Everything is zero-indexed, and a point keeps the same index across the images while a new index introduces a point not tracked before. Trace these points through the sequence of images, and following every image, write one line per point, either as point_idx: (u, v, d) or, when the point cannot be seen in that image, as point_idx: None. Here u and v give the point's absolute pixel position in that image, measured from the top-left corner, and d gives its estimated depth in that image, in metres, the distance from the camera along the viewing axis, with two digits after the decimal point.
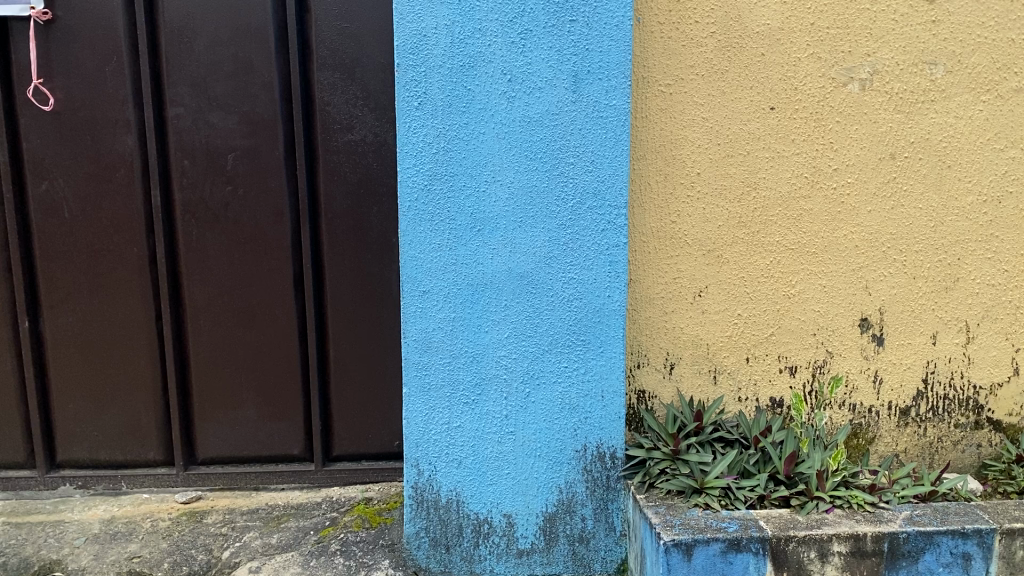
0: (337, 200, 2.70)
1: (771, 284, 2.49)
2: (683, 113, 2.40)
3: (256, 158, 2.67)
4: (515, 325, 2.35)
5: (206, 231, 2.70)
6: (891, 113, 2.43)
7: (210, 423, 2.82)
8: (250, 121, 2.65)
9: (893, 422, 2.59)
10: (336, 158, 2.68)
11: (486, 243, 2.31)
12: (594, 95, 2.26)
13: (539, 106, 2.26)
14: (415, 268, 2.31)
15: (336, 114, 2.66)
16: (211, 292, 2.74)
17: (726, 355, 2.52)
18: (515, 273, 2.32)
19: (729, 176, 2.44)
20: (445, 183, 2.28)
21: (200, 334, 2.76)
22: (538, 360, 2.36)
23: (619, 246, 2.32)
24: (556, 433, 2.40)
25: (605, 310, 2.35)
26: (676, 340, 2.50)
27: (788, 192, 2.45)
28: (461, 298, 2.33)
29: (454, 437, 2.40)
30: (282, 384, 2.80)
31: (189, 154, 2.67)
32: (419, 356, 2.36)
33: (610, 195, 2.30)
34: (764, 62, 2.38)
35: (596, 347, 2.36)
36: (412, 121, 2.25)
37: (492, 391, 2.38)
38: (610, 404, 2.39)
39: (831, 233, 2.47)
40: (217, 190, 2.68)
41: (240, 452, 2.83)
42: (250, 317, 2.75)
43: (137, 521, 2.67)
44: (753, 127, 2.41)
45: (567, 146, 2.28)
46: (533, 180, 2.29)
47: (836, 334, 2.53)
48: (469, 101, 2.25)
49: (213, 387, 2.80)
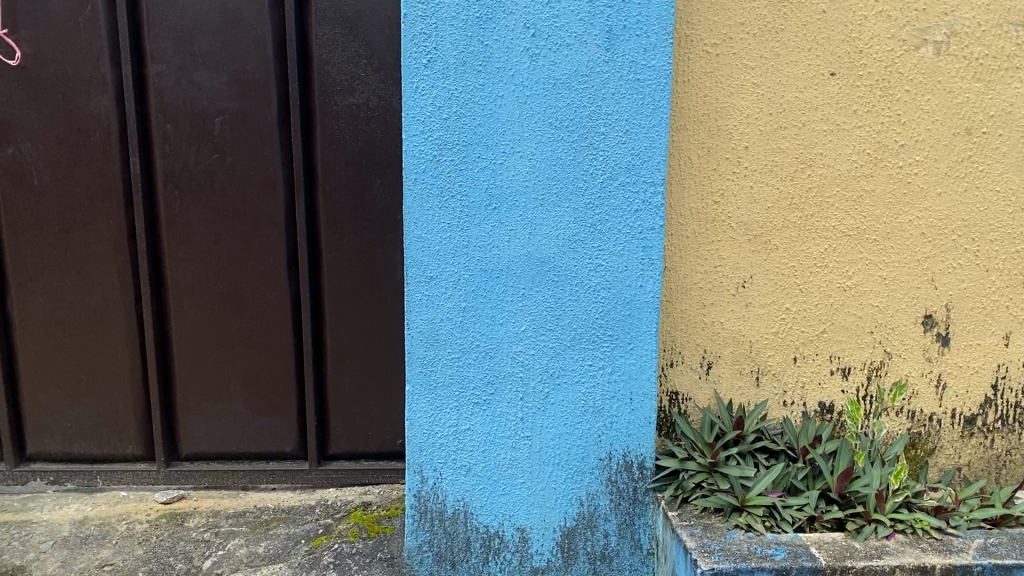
0: (335, 171, 2.42)
1: (825, 275, 2.20)
2: (730, 77, 2.10)
3: (246, 123, 2.39)
4: (534, 317, 2.07)
5: (191, 203, 2.43)
6: (969, 81, 2.12)
7: (194, 416, 2.56)
8: (239, 81, 2.37)
9: (956, 431, 2.30)
10: (336, 124, 2.39)
11: (502, 224, 2.03)
12: (630, 54, 1.96)
13: (566, 65, 1.96)
14: (420, 250, 2.04)
15: (336, 74, 2.37)
16: (196, 272, 2.46)
17: (771, 354, 2.24)
18: (534, 258, 2.04)
19: (781, 151, 2.14)
20: (457, 153, 2.00)
21: (183, 318, 2.50)
22: (559, 357, 2.09)
23: (655, 229, 2.03)
24: (578, 439, 2.13)
25: (635, 301, 2.06)
26: (715, 336, 2.22)
27: (847, 170, 2.15)
28: (474, 285, 2.05)
29: (463, 441, 2.13)
30: (273, 376, 2.53)
31: (171, 118, 2.39)
32: (424, 350, 2.09)
33: (645, 169, 2.01)
34: (825, 21, 2.08)
35: (625, 344, 2.08)
36: (421, 82, 1.97)
37: (506, 390, 2.10)
38: (640, 408, 2.11)
39: (894, 218, 2.18)
40: (202, 157, 2.40)
41: (227, 448, 2.58)
42: (238, 301, 2.48)
43: (111, 523, 2.41)
44: (810, 95, 2.11)
45: (598, 113, 1.98)
46: (557, 152, 2.00)
47: (896, 332, 2.24)
48: (486, 59, 1.96)
49: (198, 378, 2.53)
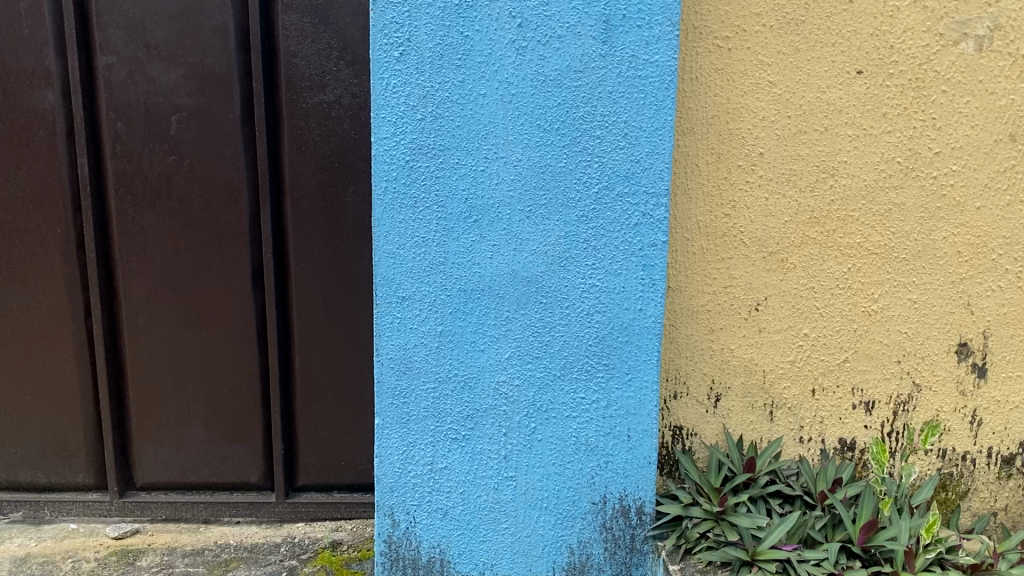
0: (304, 176, 2.18)
1: (847, 297, 1.96)
2: (744, 75, 1.86)
3: (206, 122, 2.16)
4: (519, 343, 1.84)
5: (145, 210, 2.20)
6: (1014, 82, 1.87)
7: (151, 442, 2.33)
8: (198, 75, 2.14)
9: (992, 473, 2.05)
10: (304, 124, 2.16)
11: (484, 238, 1.80)
12: (630, 48, 1.72)
13: (557, 60, 1.73)
14: (391, 267, 1.81)
15: (305, 68, 2.14)
16: (150, 286, 2.24)
17: (787, 385, 2.01)
18: (519, 277, 1.81)
19: (800, 159, 1.90)
20: (433, 159, 1.77)
21: (137, 336, 2.27)
22: (547, 389, 1.86)
23: (657, 245, 1.79)
24: (568, 480, 1.89)
25: (634, 327, 1.83)
26: (724, 365, 1.99)
27: (874, 180, 1.91)
28: (451, 307, 1.82)
29: (439, 482, 1.90)
30: (236, 400, 2.30)
31: (123, 115, 2.16)
32: (395, 380, 1.86)
33: (646, 178, 1.77)
34: (852, 12, 1.84)
35: (622, 375, 1.85)
36: (392, 78, 1.74)
37: (487, 425, 1.87)
38: (638, 447, 1.88)
39: (927, 235, 1.93)
40: (157, 159, 2.18)
41: (186, 478, 2.35)
42: (198, 318, 2.25)
43: (56, 561, 2.17)
44: (834, 96, 1.87)
45: (593, 114, 1.75)
46: (547, 159, 1.77)
47: (926, 362, 2.00)
48: (467, 51, 1.73)
49: (155, 402, 2.31)
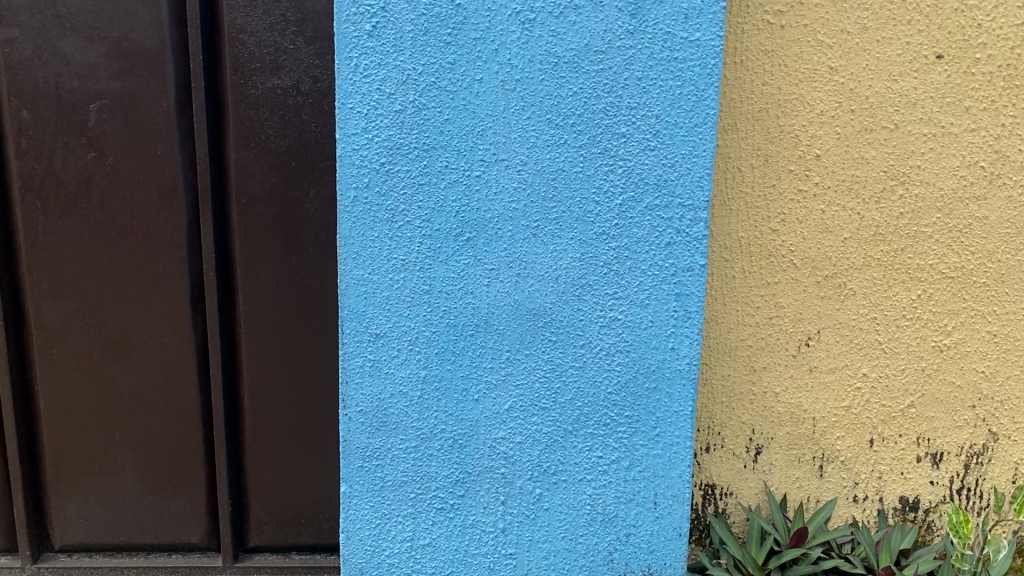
0: (254, 177, 1.79)
1: (915, 330, 1.62)
2: (799, 59, 1.51)
3: (133, 111, 1.76)
4: (522, 391, 1.47)
5: (58, 218, 1.80)
6: None
7: (71, 498, 1.94)
8: (123, 54, 1.74)
9: None
10: (254, 114, 1.77)
11: (478, 261, 1.43)
12: (665, 22, 1.36)
13: (574, 37, 1.36)
14: (361, 298, 1.44)
15: (254, 46, 1.75)
16: (67, 311, 1.84)
17: (841, 436, 1.66)
18: (523, 309, 1.45)
19: (865, 163, 1.55)
20: (415, 162, 1.39)
21: (52, 371, 1.87)
22: (555, 446, 1.50)
23: (694, 269, 1.43)
24: (581, 557, 1.54)
25: (664, 370, 1.47)
26: (767, 412, 1.65)
27: (952, 190, 1.57)
28: (438, 347, 1.46)
29: (422, 560, 1.54)
30: (175, 446, 1.91)
31: (30, 103, 1.76)
32: (367, 439, 1.49)
33: (682, 187, 1.40)
34: None
35: (648, 430, 1.49)
36: (363, 58, 1.36)
37: (480, 491, 1.51)
38: (666, 516, 1.52)
39: (1012, 255, 1.59)
40: (73, 156, 1.78)
41: (114, 539, 1.96)
42: (126, 350, 1.86)
43: None
44: (907, 86, 1.53)
45: (617, 105, 1.38)
46: (558, 162, 1.40)
47: (1006, 407, 1.66)
48: (458, 25, 1.35)
49: (75, 449, 1.91)
